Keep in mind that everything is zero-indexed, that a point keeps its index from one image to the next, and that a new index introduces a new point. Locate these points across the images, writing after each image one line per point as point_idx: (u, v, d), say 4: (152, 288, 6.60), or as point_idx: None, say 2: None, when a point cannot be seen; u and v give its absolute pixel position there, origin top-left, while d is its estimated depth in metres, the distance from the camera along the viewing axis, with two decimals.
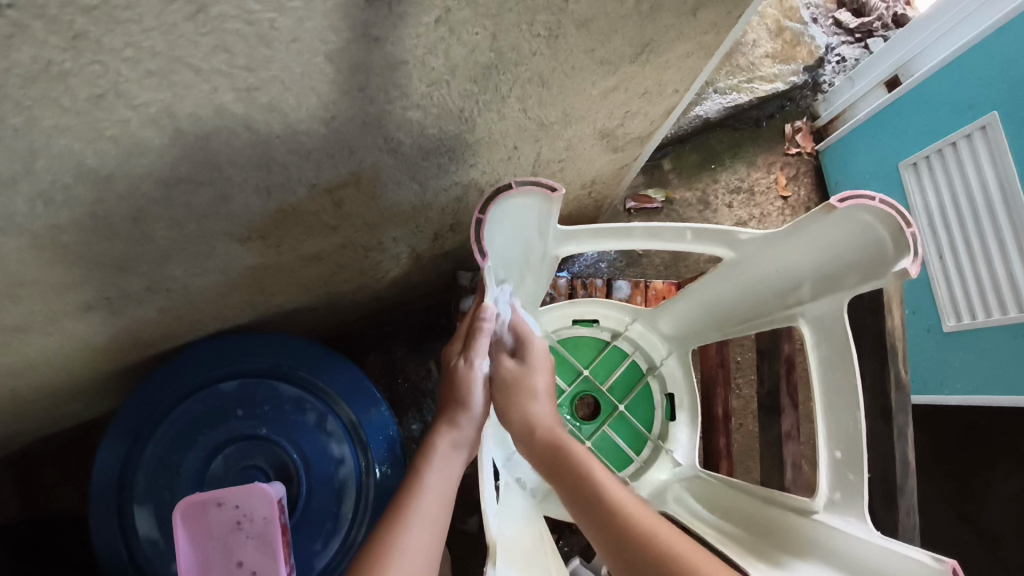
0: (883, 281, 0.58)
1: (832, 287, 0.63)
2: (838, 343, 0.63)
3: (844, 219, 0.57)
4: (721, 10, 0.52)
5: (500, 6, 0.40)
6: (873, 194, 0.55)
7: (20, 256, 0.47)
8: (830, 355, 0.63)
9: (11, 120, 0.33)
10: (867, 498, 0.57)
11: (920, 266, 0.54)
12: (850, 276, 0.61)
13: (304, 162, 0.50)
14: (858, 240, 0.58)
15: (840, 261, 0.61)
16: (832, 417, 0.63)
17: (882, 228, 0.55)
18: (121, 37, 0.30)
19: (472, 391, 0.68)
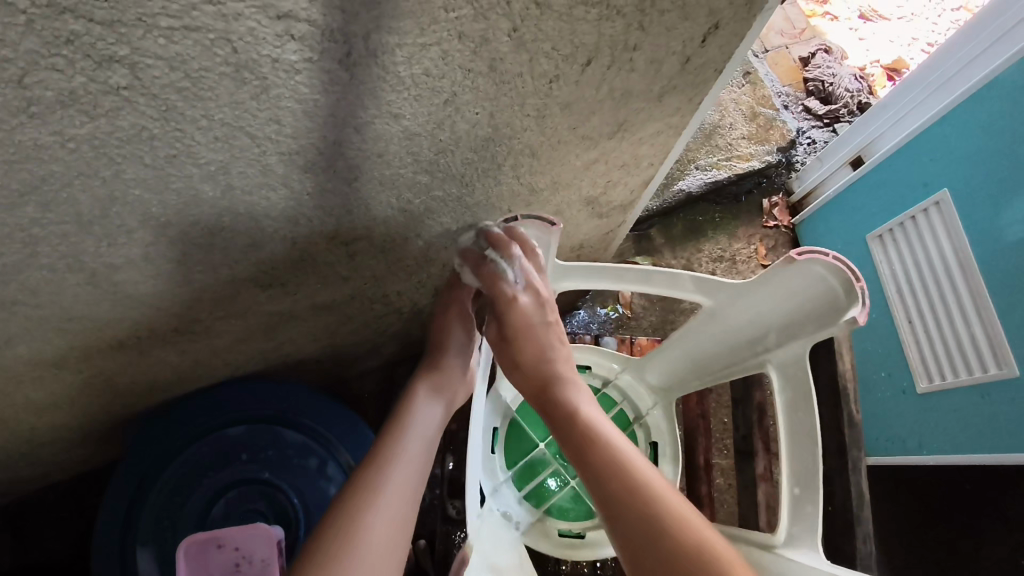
0: (836, 327, 0.64)
1: (795, 334, 0.69)
2: (801, 387, 0.69)
3: (801, 271, 0.64)
4: (683, 96, 0.62)
5: (497, 92, 0.49)
6: (827, 250, 0.63)
7: (76, 292, 0.54)
8: (794, 403, 0.70)
9: (103, 173, 0.41)
10: (820, 528, 0.65)
11: (866, 314, 0.61)
12: (808, 323, 0.67)
13: (327, 216, 0.58)
14: (812, 290, 0.65)
15: (799, 310, 0.67)
16: (796, 459, 0.69)
17: (835, 280, 0.62)
18: (200, 110, 0.39)
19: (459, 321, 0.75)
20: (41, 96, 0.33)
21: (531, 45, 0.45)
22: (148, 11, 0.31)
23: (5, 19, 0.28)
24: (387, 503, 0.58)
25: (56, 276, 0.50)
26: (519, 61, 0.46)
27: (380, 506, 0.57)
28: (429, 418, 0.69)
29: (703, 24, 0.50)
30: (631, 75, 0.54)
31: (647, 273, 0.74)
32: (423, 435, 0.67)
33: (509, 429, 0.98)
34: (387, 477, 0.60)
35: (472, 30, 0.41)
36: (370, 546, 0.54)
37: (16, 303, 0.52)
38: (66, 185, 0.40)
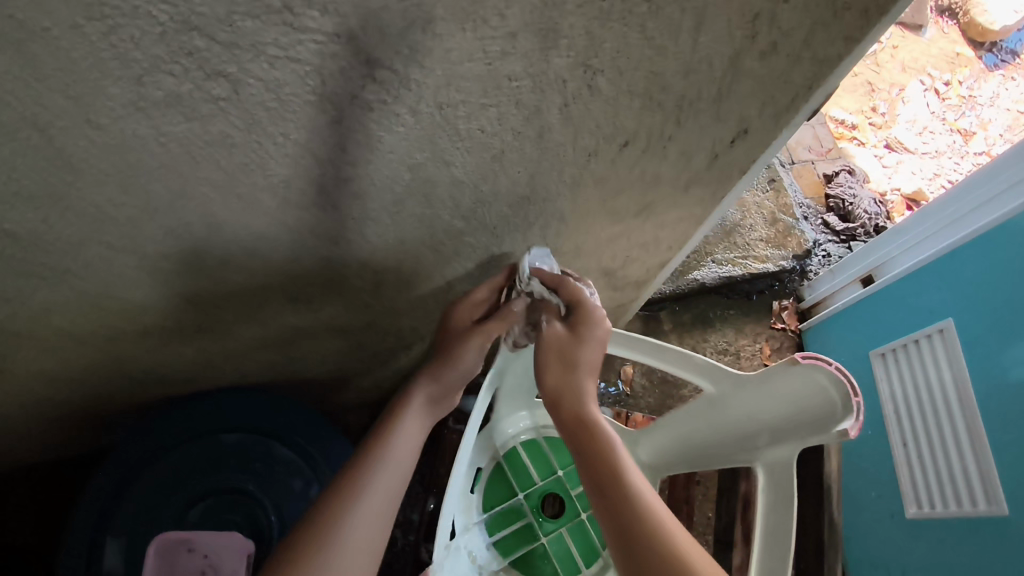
0: (827, 436, 0.67)
1: (785, 437, 0.71)
2: (784, 491, 0.70)
3: (806, 376, 0.68)
4: (708, 189, 0.67)
5: (540, 157, 0.54)
6: (831, 360, 0.66)
7: (124, 272, 0.58)
8: (774, 499, 0.71)
9: (181, 169, 0.45)
10: None
11: (858, 429, 0.64)
12: (801, 429, 0.69)
13: (364, 243, 0.62)
14: (811, 397, 0.68)
15: (796, 415, 0.69)
16: (768, 554, 0.68)
17: (835, 391, 0.65)
18: (279, 128, 0.44)
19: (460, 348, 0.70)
20: (152, 94, 0.38)
21: (577, 120, 0.50)
22: (261, 40, 0.36)
23: (146, 26, 0.33)
24: (363, 509, 0.59)
25: (110, 255, 0.55)
26: (565, 133, 0.51)
27: (357, 511, 0.58)
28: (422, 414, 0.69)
29: (733, 128, 0.56)
30: (663, 162, 0.59)
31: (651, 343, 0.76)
32: (412, 433, 0.67)
33: (492, 475, 0.98)
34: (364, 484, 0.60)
35: (529, 99, 0.46)
36: (342, 550, 0.55)
37: (68, 272, 0.56)
38: (147, 173, 0.45)
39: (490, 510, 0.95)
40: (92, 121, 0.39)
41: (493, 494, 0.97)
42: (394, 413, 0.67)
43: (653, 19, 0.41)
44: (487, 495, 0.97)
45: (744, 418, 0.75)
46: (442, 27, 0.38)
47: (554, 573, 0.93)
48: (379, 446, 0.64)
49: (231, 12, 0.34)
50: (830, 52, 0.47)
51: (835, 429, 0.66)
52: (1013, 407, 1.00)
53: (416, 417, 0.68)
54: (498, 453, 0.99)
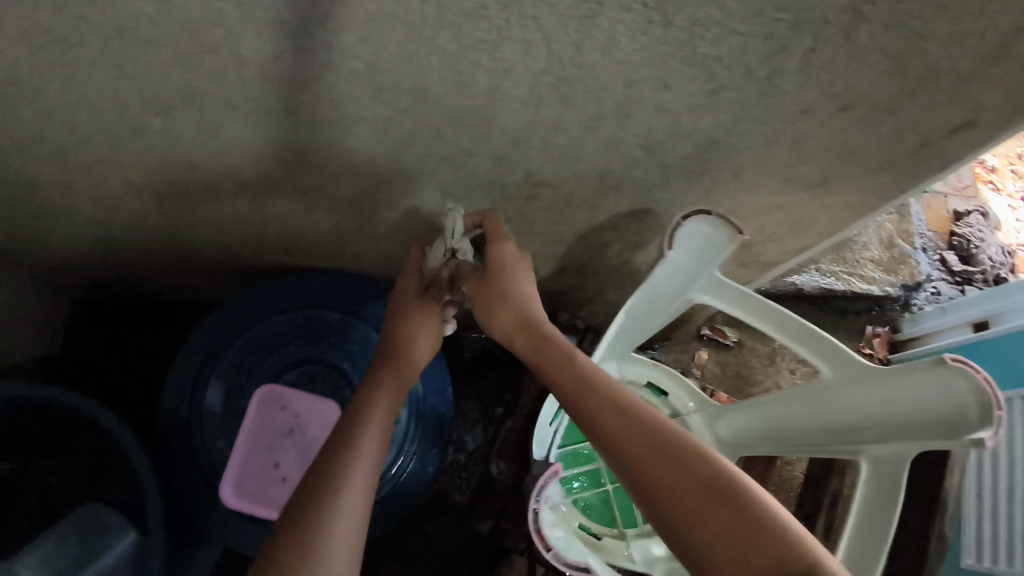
0: (952, 442, 0.62)
1: (898, 436, 0.67)
2: (889, 486, 0.66)
3: (944, 380, 0.63)
4: (895, 179, 0.64)
5: (755, 101, 0.53)
6: (979, 368, 0.61)
7: (318, 125, 0.60)
8: (874, 492, 0.67)
9: (426, 32, 0.47)
10: None
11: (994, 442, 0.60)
12: (920, 431, 0.65)
13: (541, 152, 0.63)
14: (938, 401, 0.64)
15: (922, 417, 0.64)
16: (857, 542, 0.66)
17: (973, 400, 0.61)
18: (535, 10, 0.44)
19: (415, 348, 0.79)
20: None
21: (814, 70, 0.48)
22: None
23: None
24: (360, 472, 0.60)
25: (317, 104, 0.57)
26: (794, 83, 0.50)
27: (352, 477, 0.59)
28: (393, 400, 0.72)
29: (961, 116, 0.53)
30: (868, 137, 0.57)
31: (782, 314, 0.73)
32: (384, 415, 0.69)
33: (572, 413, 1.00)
34: (357, 447, 0.62)
35: (781, 35, 0.45)
36: (349, 485, 0.57)
37: (273, 113, 0.59)
38: (393, 28, 0.46)
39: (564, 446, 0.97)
40: None
41: (569, 432, 0.99)
42: (367, 400, 0.70)
43: None
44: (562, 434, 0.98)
45: (857, 410, 0.72)
46: None
47: (612, 520, 0.96)
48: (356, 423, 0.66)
49: None
50: None
51: (968, 437, 0.61)
52: None
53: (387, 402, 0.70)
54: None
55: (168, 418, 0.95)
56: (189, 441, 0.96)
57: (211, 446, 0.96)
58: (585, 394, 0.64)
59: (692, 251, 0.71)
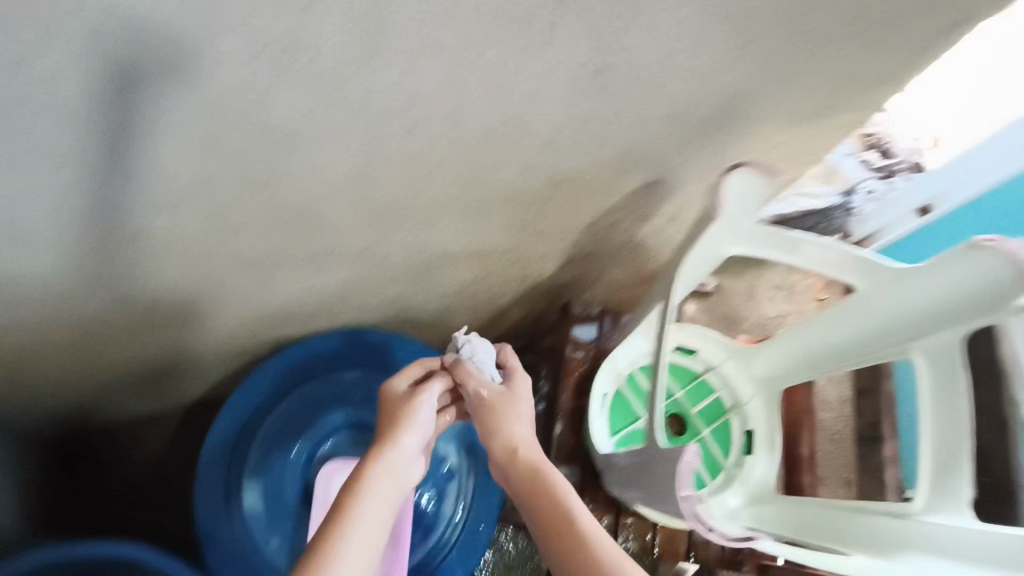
0: (998, 317, 0.65)
1: (943, 324, 0.71)
2: (951, 372, 0.70)
3: (975, 260, 0.65)
4: (885, 93, 0.68)
5: (774, 49, 0.54)
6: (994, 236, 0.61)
7: (338, 181, 0.57)
8: (940, 385, 0.71)
9: (471, 48, 0.44)
10: (967, 496, 0.66)
11: None
12: (968, 310, 0.68)
13: (565, 152, 0.62)
14: (975, 277, 0.66)
15: (956, 302, 0.68)
16: (938, 430, 0.70)
17: (1001, 270, 0.63)
18: (584, 5, 0.43)
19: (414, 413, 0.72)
20: None
21: (836, 2, 0.50)
22: None
23: None
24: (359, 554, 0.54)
25: (341, 155, 0.53)
26: (817, 18, 0.51)
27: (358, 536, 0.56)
28: (395, 481, 0.64)
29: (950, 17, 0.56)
30: (869, 58, 0.60)
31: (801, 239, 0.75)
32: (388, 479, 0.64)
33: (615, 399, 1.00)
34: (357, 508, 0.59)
35: None
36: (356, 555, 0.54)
37: (287, 178, 0.54)
38: (435, 59, 0.44)
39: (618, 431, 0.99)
40: None
41: (617, 415, 1.00)
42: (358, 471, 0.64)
43: None
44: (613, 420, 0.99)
45: (897, 308, 0.75)
46: None
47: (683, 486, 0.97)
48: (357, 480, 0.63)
49: None
50: None
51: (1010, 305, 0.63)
52: None
53: (382, 474, 0.64)
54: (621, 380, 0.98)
55: (208, 536, 0.87)
56: (237, 552, 0.87)
57: (263, 549, 0.88)
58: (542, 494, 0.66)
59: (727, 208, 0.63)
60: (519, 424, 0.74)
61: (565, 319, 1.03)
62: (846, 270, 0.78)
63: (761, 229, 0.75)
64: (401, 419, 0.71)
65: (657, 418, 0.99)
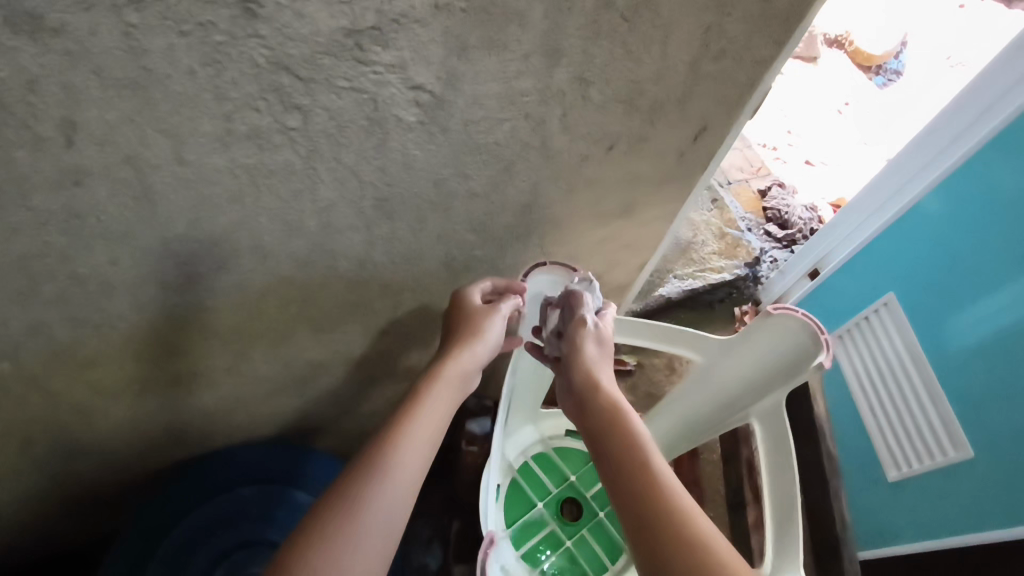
0: (804, 374, 0.73)
1: (768, 388, 0.78)
2: (779, 429, 0.77)
3: (780, 324, 0.74)
4: (678, 187, 0.77)
5: (542, 166, 0.63)
6: (796, 308, 0.72)
7: (172, 313, 0.63)
8: (772, 440, 0.77)
9: (246, 199, 0.52)
10: (801, 549, 0.69)
11: (831, 360, 0.70)
12: (783, 372, 0.76)
13: (388, 265, 0.69)
14: (787, 343, 0.74)
15: (772, 367, 0.77)
16: (776, 485, 0.75)
17: (805, 333, 0.72)
18: (334, 153, 0.51)
19: (483, 327, 0.74)
20: (237, 128, 0.45)
21: (573, 128, 0.59)
22: (334, 73, 0.44)
23: (244, 69, 0.41)
24: (382, 503, 0.60)
25: (165, 294, 0.59)
26: (563, 141, 0.60)
27: (385, 490, 0.61)
28: (424, 433, 0.67)
29: (695, 126, 0.66)
30: (641, 163, 0.69)
31: (629, 321, 0.84)
32: (427, 426, 0.68)
33: (510, 489, 0.99)
34: (392, 458, 0.63)
35: (535, 112, 0.55)
36: (373, 520, 0.59)
37: (120, 318, 0.60)
38: (217, 207, 0.52)
39: (515, 522, 0.96)
40: (182, 157, 0.46)
41: (513, 506, 0.98)
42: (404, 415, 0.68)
43: (633, 35, 0.51)
44: (508, 510, 0.97)
45: (737, 374, 0.82)
46: (474, 53, 0.47)
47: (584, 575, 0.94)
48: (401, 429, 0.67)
49: (314, 52, 0.42)
50: (764, 54, 0.58)
51: (810, 365, 0.71)
52: (953, 360, 1.13)
53: (416, 434, 0.67)
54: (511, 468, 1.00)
55: None
56: None
57: None
58: (614, 424, 0.66)
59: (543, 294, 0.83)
60: (601, 362, 0.74)
61: (460, 426, 1.09)
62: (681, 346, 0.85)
63: None
64: (470, 338, 0.74)
65: (554, 504, 0.99)
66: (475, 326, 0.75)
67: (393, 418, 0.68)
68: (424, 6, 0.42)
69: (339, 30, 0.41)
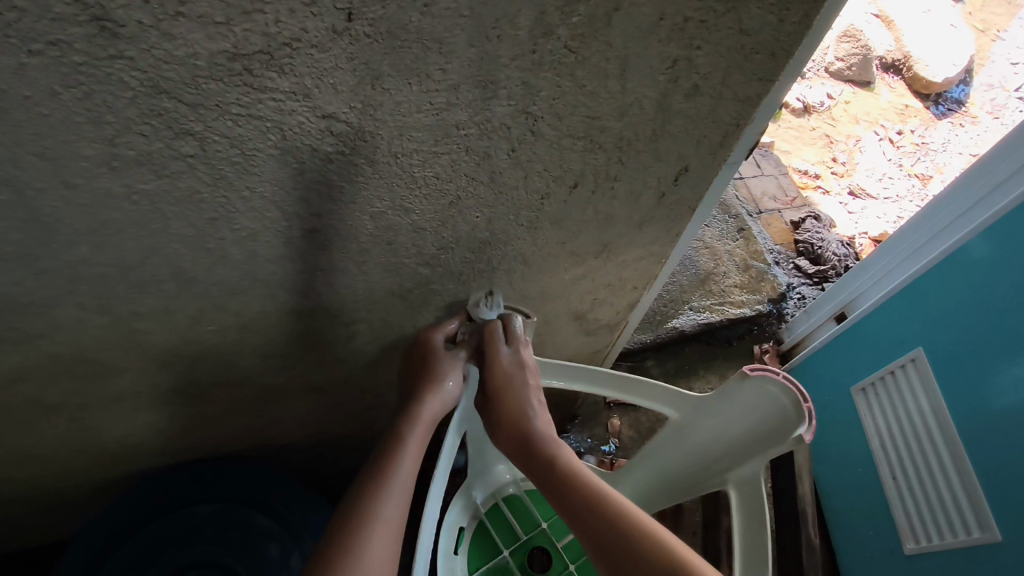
0: (784, 444, 0.70)
1: (747, 452, 0.75)
2: (757, 503, 0.73)
3: (760, 386, 0.73)
4: (662, 227, 0.70)
5: (495, 201, 0.57)
6: (778, 370, 0.72)
7: (96, 334, 0.59)
8: (749, 515, 0.73)
9: (154, 225, 0.48)
10: None
11: (812, 433, 0.68)
12: (763, 439, 0.73)
13: (334, 294, 0.64)
14: (768, 407, 0.72)
15: (753, 432, 0.74)
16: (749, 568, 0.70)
17: (786, 398, 0.70)
18: (246, 182, 0.46)
19: (441, 367, 0.70)
20: (125, 153, 0.41)
21: (526, 164, 0.53)
22: (225, 100, 0.39)
23: (117, 92, 0.37)
24: (376, 549, 0.55)
25: (84, 315, 0.56)
26: (516, 177, 0.54)
27: (374, 538, 0.56)
28: (403, 493, 0.61)
29: (674, 165, 0.59)
30: (613, 201, 0.62)
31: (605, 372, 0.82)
32: (414, 461, 0.64)
33: (476, 533, 0.92)
34: (376, 507, 0.58)
35: (478, 146, 0.50)
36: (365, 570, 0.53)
37: (41, 336, 0.57)
38: (121, 231, 0.48)
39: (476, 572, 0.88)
40: (67, 180, 0.42)
41: (476, 552, 0.90)
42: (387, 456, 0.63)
43: (582, 67, 0.44)
44: (470, 558, 0.89)
45: (718, 432, 0.79)
46: (391, 82, 0.42)
47: None
48: (386, 470, 0.61)
49: (196, 76, 0.37)
50: (748, 91, 0.51)
51: (791, 436, 0.69)
52: (983, 427, 0.99)
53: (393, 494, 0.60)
54: (478, 511, 0.93)
55: None
56: None
57: None
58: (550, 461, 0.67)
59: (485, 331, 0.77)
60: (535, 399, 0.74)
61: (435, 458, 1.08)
62: (662, 402, 0.84)
63: (568, 365, 0.83)
64: (433, 377, 0.70)
65: (521, 552, 0.90)
66: (435, 365, 0.71)
67: (373, 461, 0.63)
68: (319, 30, 0.37)
69: (221, 53, 0.36)
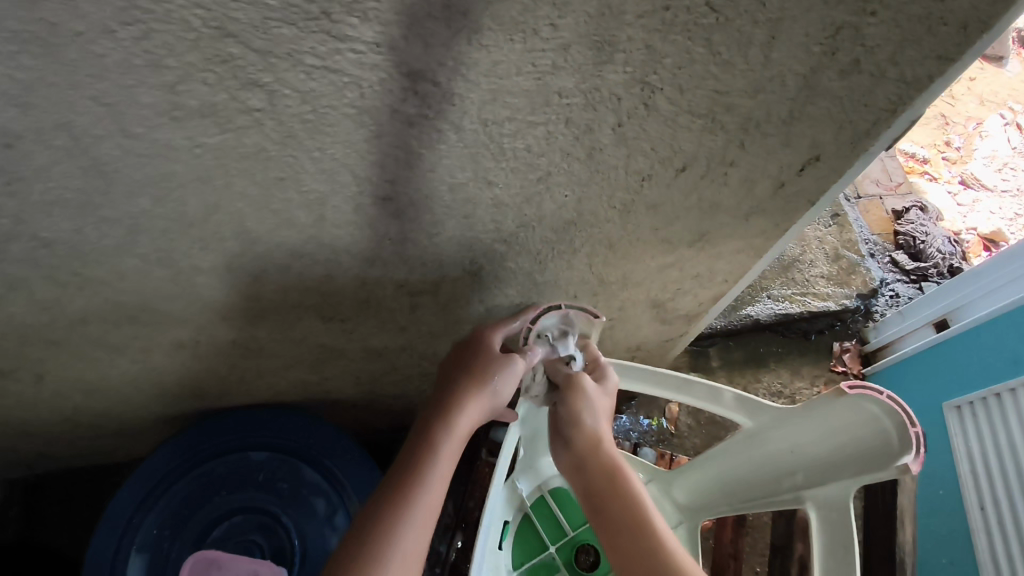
0: (882, 474, 0.62)
1: (834, 475, 0.67)
2: (843, 531, 0.65)
3: (856, 406, 0.64)
4: (770, 220, 0.61)
5: (589, 179, 0.50)
6: (880, 389, 0.62)
7: (158, 285, 0.57)
8: (832, 544, 0.66)
9: (216, 181, 0.44)
10: None
11: (920, 464, 0.59)
12: (853, 465, 0.65)
13: (400, 264, 0.59)
14: (863, 429, 0.64)
15: (841, 453, 0.66)
16: None
17: (888, 421, 0.61)
18: (316, 142, 0.41)
19: (488, 370, 0.66)
20: (187, 103, 0.36)
21: (632, 141, 0.46)
22: (299, 48, 0.34)
23: (179, 32, 0.32)
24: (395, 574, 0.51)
25: (146, 265, 0.53)
26: (617, 155, 0.47)
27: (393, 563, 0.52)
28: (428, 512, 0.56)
29: (804, 153, 0.50)
30: (722, 188, 0.54)
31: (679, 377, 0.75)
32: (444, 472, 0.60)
33: (520, 527, 0.89)
34: (402, 527, 0.54)
35: (580, 117, 0.42)
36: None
37: (103, 281, 0.55)
38: (183, 185, 0.44)
39: (521, 567, 0.87)
40: (126, 129, 0.38)
41: (521, 549, 0.88)
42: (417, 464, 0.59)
43: (721, 31, 0.36)
44: (516, 552, 0.88)
45: (798, 445, 0.71)
46: (490, 37, 0.35)
47: None
48: (413, 482, 0.57)
49: (266, 18, 0.32)
50: (920, 71, 0.41)
51: (893, 464, 0.61)
52: None
53: (426, 507, 0.56)
54: (523, 503, 0.89)
55: None
56: None
57: None
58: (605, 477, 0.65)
59: (557, 345, 0.73)
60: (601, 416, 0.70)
61: (485, 434, 1.05)
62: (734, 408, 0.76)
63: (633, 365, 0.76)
64: (477, 378, 0.65)
65: (568, 551, 0.87)
66: (482, 366, 0.66)
67: (402, 465, 0.60)
68: None
69: None
